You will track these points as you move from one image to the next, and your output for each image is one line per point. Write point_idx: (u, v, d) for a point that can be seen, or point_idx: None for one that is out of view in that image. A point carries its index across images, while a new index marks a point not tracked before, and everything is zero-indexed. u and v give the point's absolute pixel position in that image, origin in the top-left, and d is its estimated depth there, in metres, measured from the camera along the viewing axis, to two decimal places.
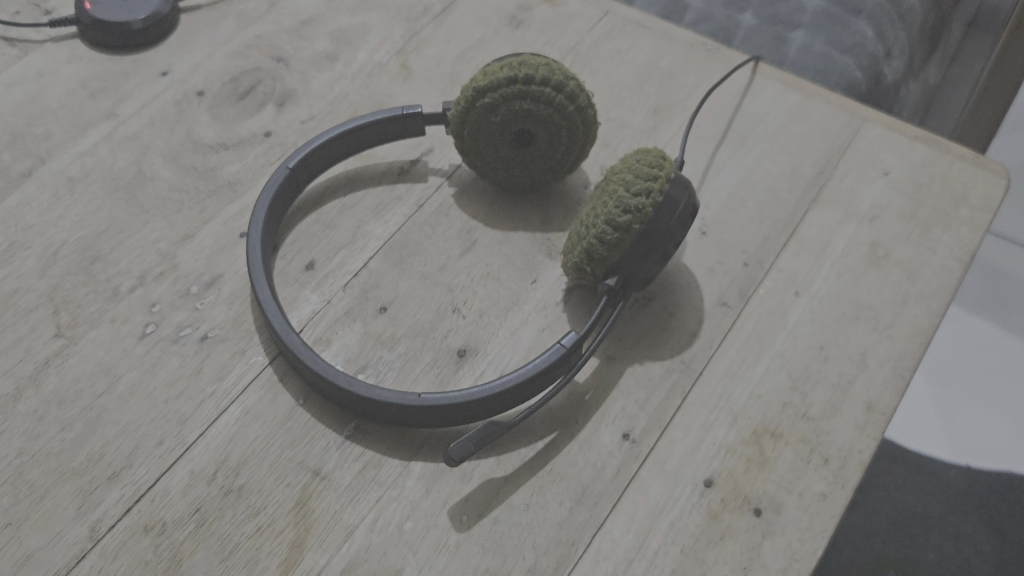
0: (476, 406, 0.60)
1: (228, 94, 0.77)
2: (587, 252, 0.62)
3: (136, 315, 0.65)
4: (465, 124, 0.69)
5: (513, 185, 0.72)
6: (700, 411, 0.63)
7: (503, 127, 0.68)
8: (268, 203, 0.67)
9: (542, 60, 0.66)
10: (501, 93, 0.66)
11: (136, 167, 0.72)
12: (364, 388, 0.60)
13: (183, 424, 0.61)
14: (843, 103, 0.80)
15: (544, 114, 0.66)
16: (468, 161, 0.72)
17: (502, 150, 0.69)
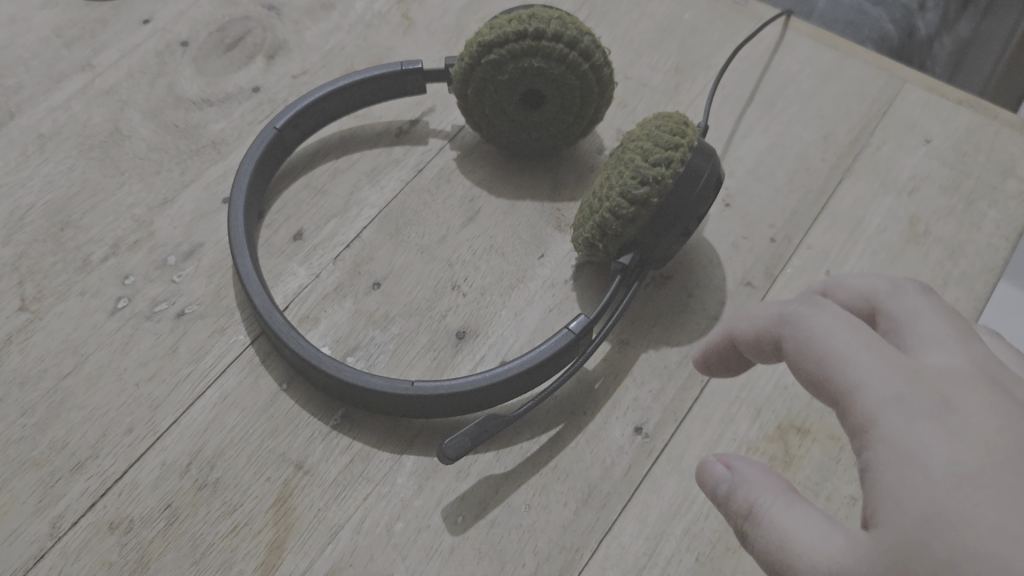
0: (476, 396, 0.55)
1: (214, 44, 0.71)
2: (599, 227, 0.56)
3: (107, 289, 0.60)
4: (468, 84, 0.63)
5: (521, 150, 0.66)
6: (719, 403, 0.57)
7: (511, 87, 0.62)
8: (254, 166, 0.62)
9: (555, 13, 0.60)
10: (508, 48, 0.60)
11: (113, 123, 0.67)
12: (355, 376, 0.55)
13: (155, 411, 0.56)
14: (882, 63, 0.73)
15: (555, 72, 0.60)
16: (472, 124, 0.66)
17: (509, 112, 0.64)
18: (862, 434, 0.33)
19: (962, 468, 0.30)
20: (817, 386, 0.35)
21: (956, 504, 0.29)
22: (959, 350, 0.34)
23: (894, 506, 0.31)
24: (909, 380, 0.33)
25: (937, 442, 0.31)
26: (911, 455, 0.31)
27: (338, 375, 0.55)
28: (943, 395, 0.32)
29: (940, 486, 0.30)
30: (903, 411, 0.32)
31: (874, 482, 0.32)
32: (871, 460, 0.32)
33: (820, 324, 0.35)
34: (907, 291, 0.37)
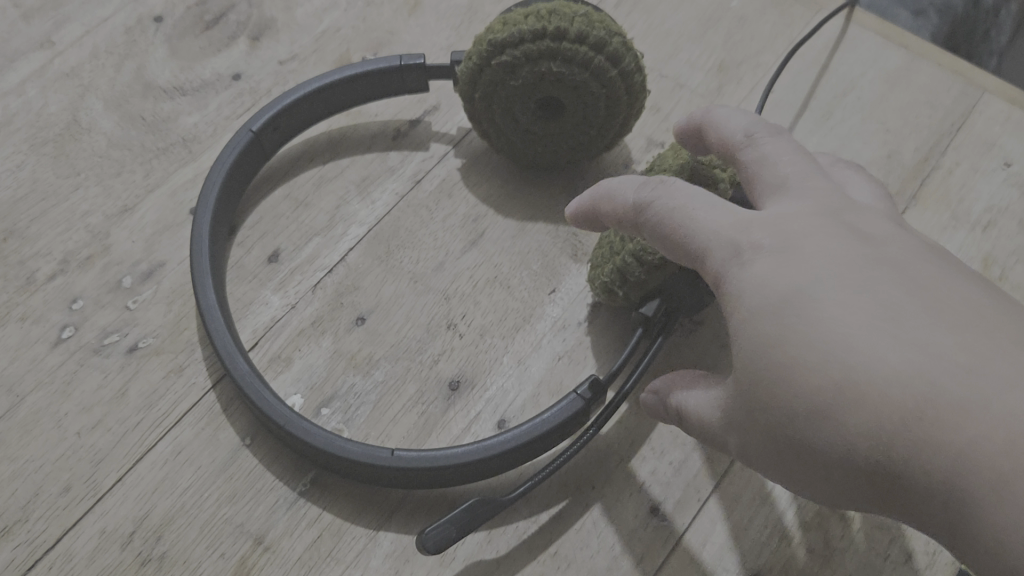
0: (465, 471, 0.47)
1: (192, 21, 0.63)
2: (621, 271, 0.47)
3: (52, 314, 0.52)
4: (476, 86, 0.53)
5: (536, 160, 0.57)
6: (751, 482, 0.49)
7: (525, 92, 0.52)
8: (223, 176, 0.53)
9: (579, 8, 0.51)
10: (522, 50, 0.50)
11: (71, 114, 0.59)
12: (325, 440, 0.47)
13: (97, 466, 0.48)
14: (959, 66, 0.63)
15: (577, 78, 0.51)
16: (479, 128, 0.57)
17: (523, 119, 0.54)
18: (762, 311, 0.33)
19: (827, 293, 0.32)
20: (678, 253, 0.38)
21: (830, 334, 0.32)
22: (808, 172, 0.38)
23: (778, 368, 0.33)
24: (764, 235, 0.35)
25: (810, 272, 0.33)
26: (790, 300, 0.33)
27: (305, 438, 0.47)
28: (808, 236, 0.35)
29: (838, 342, 0.31)
30: (767, 256, 0.34)
31: (763, 363, 0.33)
32: (742, 305, 0.34)
33: (670, 207, 0.38)
34: (772, 134, 0.39)
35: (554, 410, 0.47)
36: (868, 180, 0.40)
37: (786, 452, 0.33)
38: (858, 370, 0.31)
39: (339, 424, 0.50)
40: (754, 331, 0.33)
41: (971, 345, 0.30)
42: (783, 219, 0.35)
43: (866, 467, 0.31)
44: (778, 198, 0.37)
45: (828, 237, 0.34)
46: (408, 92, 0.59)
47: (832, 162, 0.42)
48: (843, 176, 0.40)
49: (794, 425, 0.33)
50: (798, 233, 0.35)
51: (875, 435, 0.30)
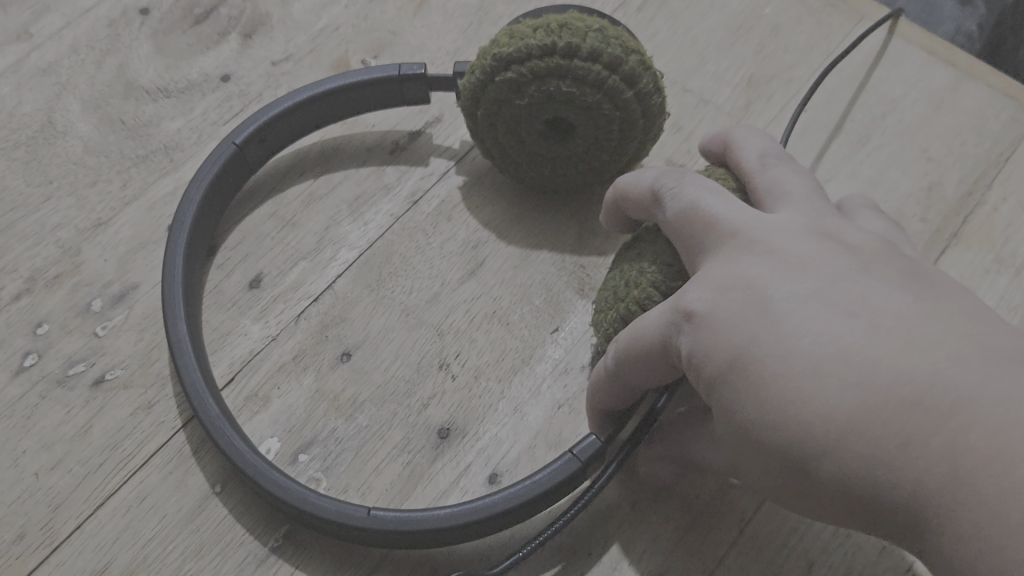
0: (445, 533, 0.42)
1: (181, 15, 0.58)
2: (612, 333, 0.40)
3: (15, 339, 0.49)
4: (478, 102, 0.49)
5: (543, 182, 0.52)
6: (763, 554, 0.45)
7: (531, 111, 0.48)
8: (202, 187, 0.49)
9: (592, 22, 0.46)
10: (529, 66, 0.46)
11: (47, 115, 0.55)
12: (288, 489, 0.42)
13: (54, 511, 0.45)
14: (1011, 87, 0.58)
15: (587, 96, 0.46)
16: (482, 149, 0.52)
17: (528, 139, 0.50)
18: (722, 378, 0.34)
19: (766, 345, 0.32)
20: (648, 365, 0.37)
21: (778, 390, 0.32)
22: (737, 215, 0.36)
23: (756, 431, 0.33)
24: (700, 302, 0.34)
25: (750, 326, 0.33)
26: (738, 362, 0.33)
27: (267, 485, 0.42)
28: (747, 289, 0.34)
29: (785, 398, 0.32)
30: (706, 322, 0.34)
31: (741, 427, 0.33)
32: (706, 376, 0.34)
33: (624, 338, 0.38)
34: (674, 194, 0.38)
35: (546, 471, 0.42)
36: (804, 180, 0.38)
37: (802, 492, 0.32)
38: (808, 421, 0.31)
39: (317, 473, 0.46)
40: (724, 396, 0.34)
41: (911, 344, 0.30)
42: (720, 279, 0.34)
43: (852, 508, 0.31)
44: (713, 258, 0.36)
45: (760, 272, 0.34)
46: (409, 103, 0.55)
47: (755, 161, 0.39)
48: (772, 184, 0.38)
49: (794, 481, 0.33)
50: (736, 286, 0.34)
51: (853, 483, 0.30)
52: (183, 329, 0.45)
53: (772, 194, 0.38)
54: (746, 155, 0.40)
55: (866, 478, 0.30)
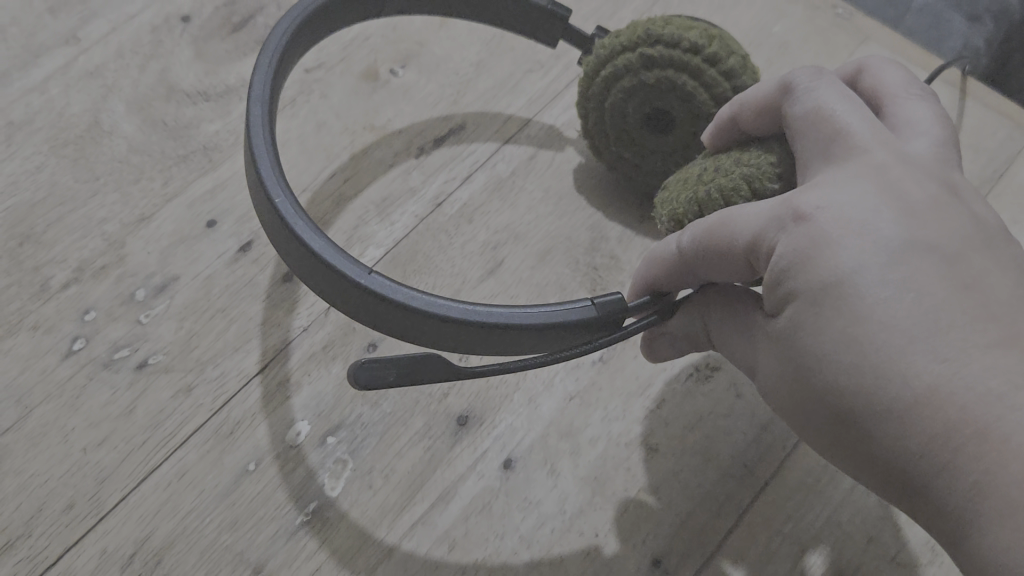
0: (451, 335, 0.38)
1: (219, 23, 0.62)
2: (681, 217, 0.40)
3: (64, 324, 0.52)
4: (607, 64, 0.49)
5: (621, 158, 0.54)
6: (758, 539, 0.48)
7: (648, 92, 0.48)
8: (282, 44, 0.46)
9: (737, 48, 0.48)
10: (673, 54, 0.46)
11: (93, 115, 0.58)
12: (305, 233, 0.39)
13: (101, 484, 0.48)
14: (1002, 108, 0.62)
15: (702, 105, 0.47)
16: (580, 105, 0.53)
17: (629, 116, 0.50)
18: (811, 301, 0.33)
19: (872, 286, 0.32)
20: (724, 253, 0.36)
21: (870, 331, 0.31)
22: (873, 137, 0.35)
23: (829, 363, 0.33)
24: (818, 211, 0.33)
25: (859, 259, 0.32)
26: (834, 291, 0.32)
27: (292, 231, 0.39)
28: (861, 222, 0.33)
29: (880, 340, 0.31)
30: (813, 236, 0.33)
31: (813, 353, 0.33)
32: (793, 290, 0.34)
33: (714, 215, 0.37)
34: (809, 90, 0.37)
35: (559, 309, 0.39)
36: (941, 118, 0.37)
37: (849, 439, 0.33)
38: (892, 373, 0.31)
39: (343, 454, 0.50)
40: (806, 319, 0.33)
41: (1011, 349, 0.30)
42: (839, 197, 0.34)
43: (886, 467, 0.32)
44: (835, 167, 0.35)
45: (881, 209, 0.33)
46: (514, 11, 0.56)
47: (900, 88, 0.38)
48: (911, 115, 0.37)
49: (843, 419, 0.33)
50: (854, 214, 0.33)
51: (901, 447, 0.31)
52: (263, 112, 0.43)
53: (905, 126, 0.37)
54: (886, 78, 0.39)
55: (920, 450, 0.30)
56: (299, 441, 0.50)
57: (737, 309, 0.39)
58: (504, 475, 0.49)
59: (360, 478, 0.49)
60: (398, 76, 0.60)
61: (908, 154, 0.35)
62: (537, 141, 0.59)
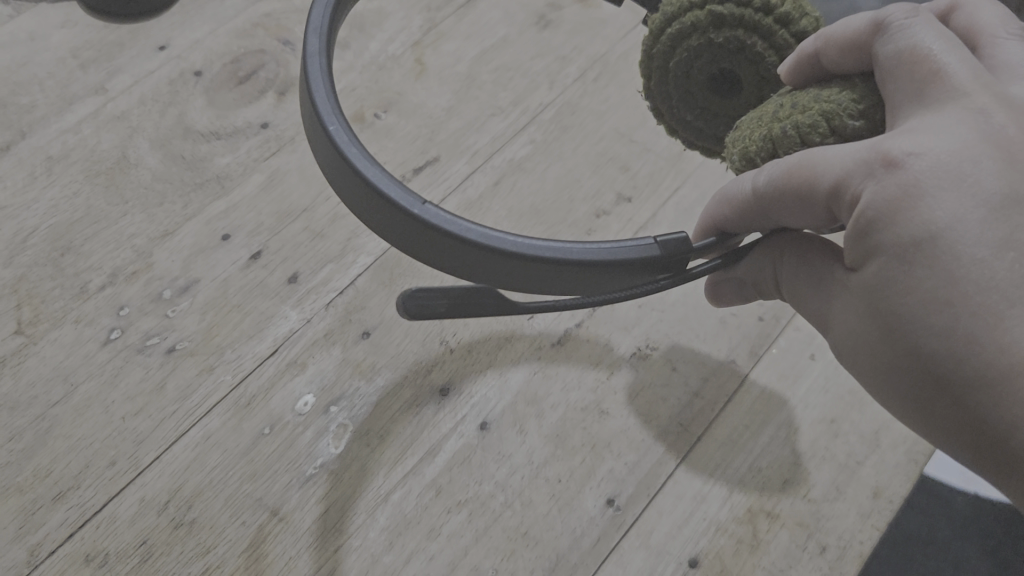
0: (493, 265, 0.46)
1: (227, 76, 0.73)
2: (753, 152, 0.44)
3: (102, 318, 0.61)
4: (675, 21, 0.52)
5: (687, 123, 0.57)
6: (693, 482, 0.58)
7: (715, 52, 0.51)
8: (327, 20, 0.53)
9: (810, 10, 0.50)
10: (743, 13, 0.49)
11: (121, 150, 0.68)
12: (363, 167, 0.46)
13: (139, 445, 0.57)
14: None
15: (771, 66, 0.50)
16: (644, 65, 0.56)
17: (694, 76, 0.54)
18: (903, 255, 0.38)
19: (969, 243, 0.36)
20: (804, 193, 0.41)
21: (966, 290, 0.36)
22: (967, 83, 0.40)
23: (924, 314, 0.37)
24: (912, 161, 0.38)
25: (954, 214, 0.37)
26: (930, 246, 0.37)
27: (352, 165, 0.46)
28: (955, 177, 0.38)
29: (976, 299, 0.36)
30: (907, 185, 0.38)
31: (906, 306, 0.38)
32: (882, 239, 0.39)
33: (799, 156, 0.41)
34: (905, 29, 0.42)
35: (622, 248, 0.46)
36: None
37: (933, 377, 0.38)
38: (987, 332, 0.36)
39: (344, 419, 0.59)
40: (896, 271, 0.38)
41: None
42: (932, 148, 0.38)
43: (973, 423, 0.37)
44: (938, 110, 0.40)
45: (978, 163, 0.38)
46: None
47: (999, 30, 0.44)
48: (1008, 60, 0.42)
49: (932, 370, 0.38)
50: (948, 169, 0.38)
51: (994, 406, 0.36)
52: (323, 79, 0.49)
53: (1007, 71, 0.42)
54: (986, 25, 0.44)
55: (1015, 412, 0.35)
56: (306, 410, 0.59)
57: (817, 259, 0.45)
58: (481, 434, 0.59)
59: (359, 438, 0.58)
60: (381, 119, 0.71)
61: (1006, 101, 0.40)
62: (501, 169, 0.69)
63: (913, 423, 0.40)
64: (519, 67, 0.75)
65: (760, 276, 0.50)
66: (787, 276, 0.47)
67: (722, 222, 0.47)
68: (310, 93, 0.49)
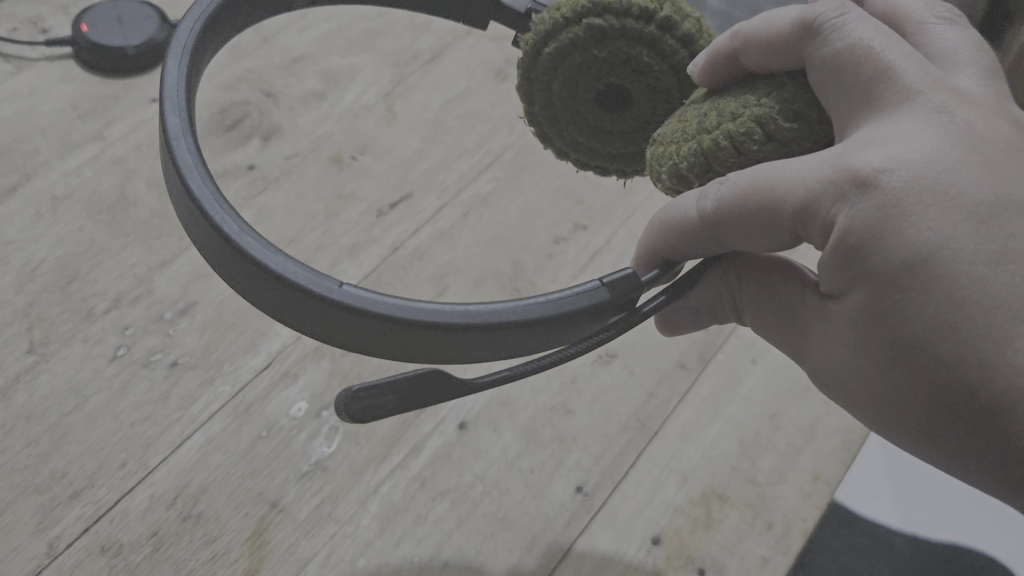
0: (429, 337, 0.44)
1: (214, 125, 0.78)
2: (684, 167, 0.43)
3: (108, 337, 0.67)
4: (552, 40, 0.52)
5: (575, 142, 0.57)
6: (652, 469, 0.65)
7: (600, 65, 0.52)
8: (188, 42, 0.53)
9: (688, 11, 0.51)
10: (623, 22, 0.49)
11: (121, 191, 0.74)
12: (259, 252, 0.44)
13: (147, 448, 0.62)
14: None
15: (659, 74, 0.51)
16: (524, 89, 0.56)
17: (581, 94, 0.54)
18: (895, 281, 0.39)
19: (964, 262, 0.38)
20: (765, 214, 0.41)
21: (970, 312, 0.38)
22: (920, 81, 0.41)
23: (926, 336, 0.39)
24: (886, 178, 0.39)
25: (943, 233, 0.38)
26: (924, 269, 0.38)
27: (245, 250, 0.44)
28: (937, 190, 0.38)
29: (982, 321, 0.38)
30: (888, 207, 0.38)
31: (907, 332, 0.39)
32: (866, 264, 0.39)
33: (750, 176, 0.41)
34: (838, 27, 0.42)
35: (562, 299, 0.45)
36: (970, 45, 0.45)
37: (941, 399, 0.39)
38: (1000, 354, 0.37)
39: (335, 422, 0.65)
40: (890, 297, 0.39)
41: None
42: (904, 161, 0.39)
43: (990, 446, 0.39)
44: (895, 116, 0.40)
45: (954, 173, 0.39)
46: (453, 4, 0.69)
47: (926, 13, 0.46)
48: (944, 46, 0.45)
49: (942, 396, 0.39)
50: (926, 182, 0.38)
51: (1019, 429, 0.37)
52: (188, 141, 0.47)
53: (947, 59, 0.44)
54: (913, 8, 0.46)
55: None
56: (300, 414, 0.65)
57: (785, 282, 0.48)
58: (460, 432, 0.65)
59: (349, 437, 0.64)
60: (357, 160, 0.78)
61: (957, 93, 0.41)
62: (468, 203, 0.77)
63: (910, 443, 0.43)
64: (480, 115, 0.83)
65: (714, 301, 0.52)
66: (748, 302, 0.50)
67: (659, 251, 0.47)
68: (182, 181, 0.47)
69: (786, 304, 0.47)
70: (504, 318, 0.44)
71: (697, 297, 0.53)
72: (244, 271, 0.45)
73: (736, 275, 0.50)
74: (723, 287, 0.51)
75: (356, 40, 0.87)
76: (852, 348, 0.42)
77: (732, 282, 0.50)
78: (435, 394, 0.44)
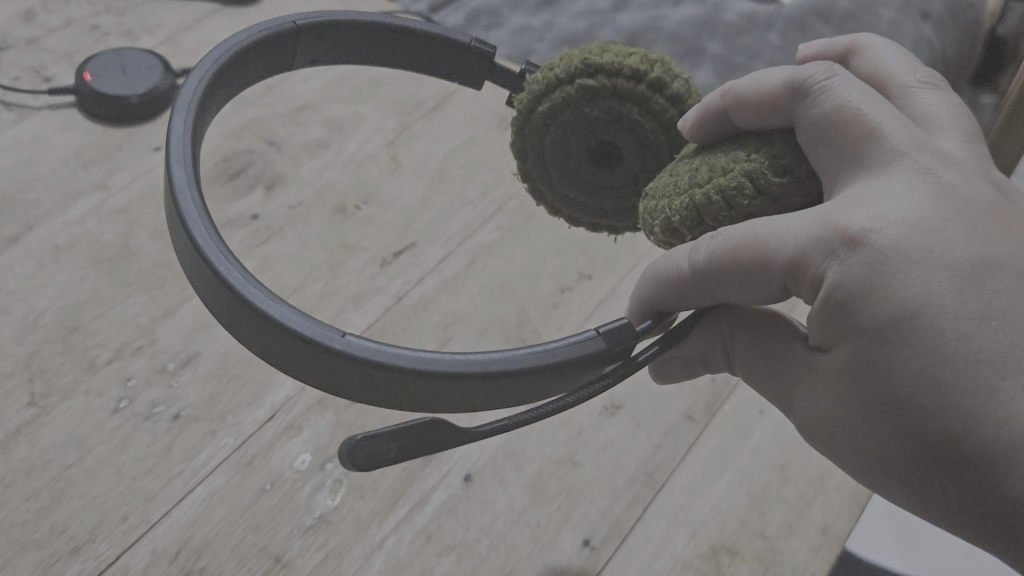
0: (427, 386, 0.45)
1: (218, 174, 0.78)
2: (677, 221, 0.45)
3: (110, 389, 0.66)
4: (546, 98, 0.55)
5: (567, 198, 0.60)
6: (660, 523, 0.64)
7: (591, 124, 0.55)
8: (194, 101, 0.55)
9: (678, 72, 0.54)
10: (614, 82, 0.53)
11: (124, 240, 0.74)
12: (264, 303, 0.46)
13: (149, 502, 0.61)
14: None
15: (649, 133, 0.54)
16: (520, 144, 0.59)
17: (573, 152, 0.57)
18: (882, 336, 0.38)
19: (950, 318, 0.37)
20: (756, 270, 0.41)
21: (955, 368, 0.37)
22: (906, 143, 0.41)
23: (912, 393, 0.38)
24: (875, 236, 0.38)
25: (929, 289, 0.38)
26: (912, 327, 0.38)
27: (248, 301, 0.46)
28: (921, 247, 0.38)
29: (967, 376, 0.37)
30: (874, 264, 0.38)
31: (893, 387, 0.38)
32: (854, 319, 0.39)
33: (742, 232, 0.41)
34: (826, 89, 0.42)
35: (557, 349, 0.46)
36: (952, 109, 0.45)
37: (929, 455, 0.38)
38: (986, 410, 0.37)
39: (339, 474, 0.64)
40: (877, 353, 0.38)
41: None
42: (890, 218, 0.39)
43: (980, 501, 0.37)
44: (880, 175, 0.40)
45: (939, 231, 0.38)
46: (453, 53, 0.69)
47: (910, 78, 0.47)
48: (926, 110, 0.45)
49: (927, 451, 0.38)
50: (912, 239, 0.38)
51: (1008, 485, 0.36)
52: (193, 195, 0.49)
53: (930, 124, 0.45)
54: (897, 74, 0.47)
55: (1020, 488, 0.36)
56: (303, 467, 0.64)
57: (774, 334, 0.47)
58: (466, 485, 0.64)
59: (353, 491, 0.63)
60: (361, 210, 0.78)
61: (939, 155, 0.41)
62: (472, 252, 0.76)
63: (897, 499, 0.41)
64: (484, 163, 0.83)
65: (707, 352, 0.51)
66: (737, 353, 0.49)
67: (652, 304, 0.47)
68: (188, 233, 0.48)
69: (776, 355, 0.46)
70: (501, 368, 0.45)
71: (689, 346, 0.52)
72: (248, 320, 0.47)
73: (726, 328, 0.49)
74: (713, 335, 0.50)
75: (360, 89, 0.87)
76: (838, 404, 0.41)
77: (722, 332, 0.49)
78: (433, 442, 0.45)
